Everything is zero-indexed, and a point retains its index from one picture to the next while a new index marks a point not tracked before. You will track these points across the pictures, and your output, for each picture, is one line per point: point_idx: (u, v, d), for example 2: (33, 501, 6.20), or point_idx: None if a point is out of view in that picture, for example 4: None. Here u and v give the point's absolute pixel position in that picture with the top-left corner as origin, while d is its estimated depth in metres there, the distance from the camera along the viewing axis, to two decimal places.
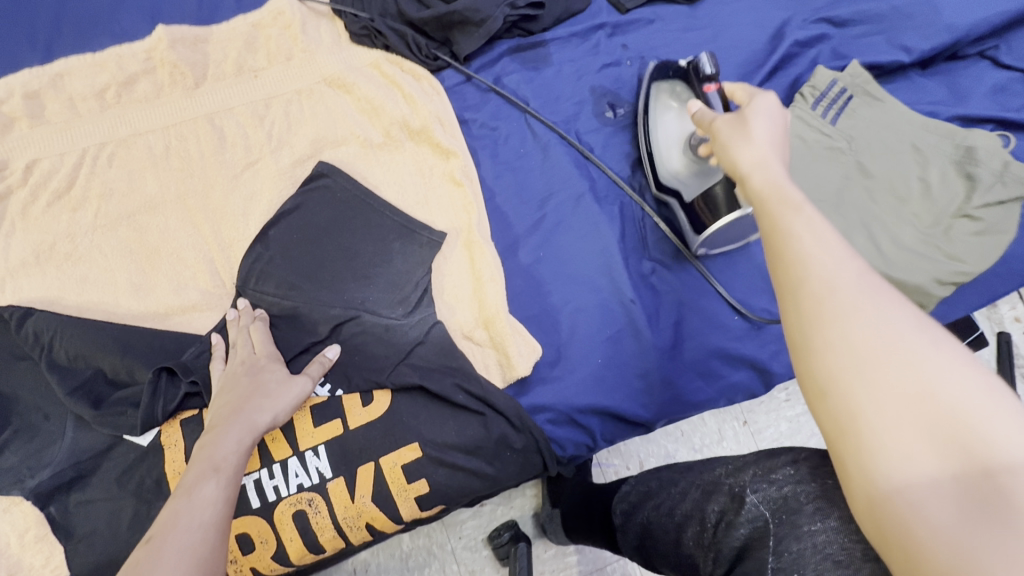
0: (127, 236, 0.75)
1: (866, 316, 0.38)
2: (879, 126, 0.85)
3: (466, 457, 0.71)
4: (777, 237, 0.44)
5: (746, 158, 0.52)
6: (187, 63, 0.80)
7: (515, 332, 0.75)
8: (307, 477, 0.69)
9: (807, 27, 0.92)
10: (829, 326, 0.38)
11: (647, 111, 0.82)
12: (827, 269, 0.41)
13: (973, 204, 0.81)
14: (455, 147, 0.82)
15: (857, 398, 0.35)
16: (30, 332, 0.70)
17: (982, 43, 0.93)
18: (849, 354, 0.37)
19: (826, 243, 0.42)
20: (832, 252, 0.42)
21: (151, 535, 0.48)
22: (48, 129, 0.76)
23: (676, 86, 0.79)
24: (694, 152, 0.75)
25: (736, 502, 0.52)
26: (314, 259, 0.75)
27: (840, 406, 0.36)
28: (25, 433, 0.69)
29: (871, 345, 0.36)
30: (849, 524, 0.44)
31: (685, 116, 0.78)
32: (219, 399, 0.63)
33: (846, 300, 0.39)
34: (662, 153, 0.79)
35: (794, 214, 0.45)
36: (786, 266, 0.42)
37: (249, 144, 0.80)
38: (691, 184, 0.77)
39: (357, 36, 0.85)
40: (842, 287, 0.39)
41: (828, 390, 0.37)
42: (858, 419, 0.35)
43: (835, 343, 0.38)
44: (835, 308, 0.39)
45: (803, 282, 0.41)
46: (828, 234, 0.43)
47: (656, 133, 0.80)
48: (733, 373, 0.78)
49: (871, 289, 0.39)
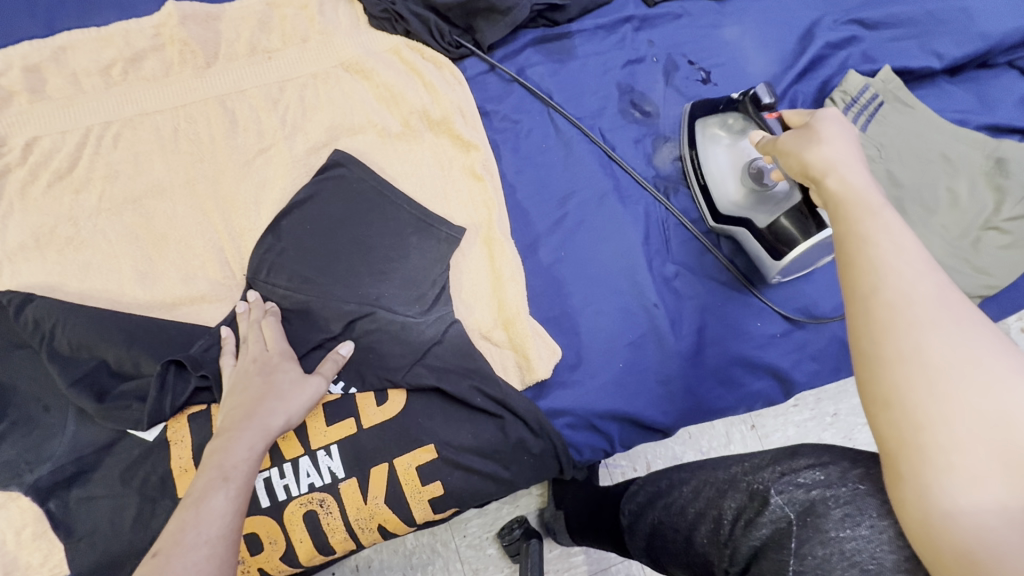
0: (133, 221, 0.72)
1: (942, 330, 0.37)
2: (908, 134, 0.84)
3: (482, 461, 0.69)
4: (851, 238, 0.44)
5: (821, 158, 0.51)
6: (198, 42, 0.76)
7: (535, 334, 0.73)
8: (319, 477, 0.66)
9: (838, 28, 0.90)
10: (902, 335, 0.37)
11: (693, 145, 0.80)
12: (904, 280, 0.40)
13: (1002, 217, 0.80)
14: (477, 139, 0.79)
15: (926, 411, 0.35)
16: (29, 319, 0.67)
17: (1013, 52, 0.91)
18: (922, 365, 0.36)
19: (903, 254, 0.41)
20: (910, 264, 0.41)
21: (158, 548, 0.47)
22: (50, 105, 0.72)
23: (727, 118, 0.78)
24: (758, 181, 0.73)
25: (757, 500, 0.49)
26: (328, 252, 0.72)
27: (904, 418, 0.35)
28: (24, 425, 0.66)
29: (946, 359, 0.36)
30: (881, 535, 0.42)
31: (741, 147, 0.77)
32: (230, 399, 0.61)
33: (924, 312, 0.38)
34: (722, 185, 0.77)
35: (867, 223, 0.44)
36: (858, 271, 0.42)
37: (262, 129, 0.76)
38: (759, 213, 0.74)
39: (376, 19, 0.82)
40: (921, 299, 0.38)
41: (893, 401, 0.36)
42: (923, 434, 0.34)
43: (906, 353, 0.37)
44: (911, 319, 0.38)
45: (876, 290, 0.40)
46: (908, 245, 0.42)
47: (710, 166, 0.78)
48: (754, 381, 0.77)
49: (951, 305, 0.38)
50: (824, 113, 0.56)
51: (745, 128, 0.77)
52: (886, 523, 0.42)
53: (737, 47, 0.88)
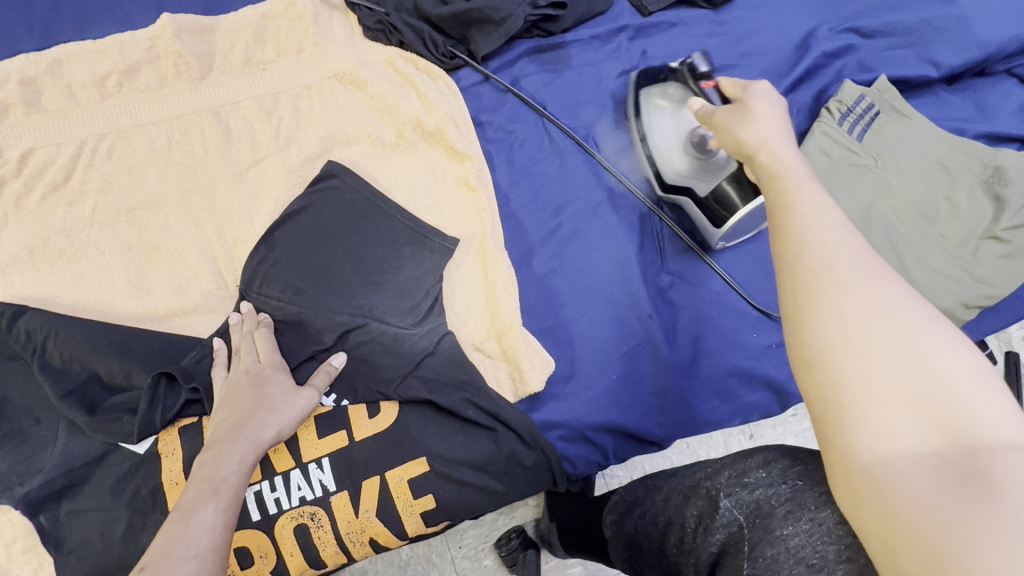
0: (126, 232, 0.72)
1: (860, 289, 0.37)
2: (905, 142, 0.84)
3: (474, 473, 0.68)
4: (781, 210, 0.44)
5: (749, 135, 0.52)
6: (193, 54, 0.76)
7: (528, 345, 0.73)
8: (310, 490, 0.66)
9: (835, 38, 0.89)
10: (823, 297, 0.38)
11: (639, 116, 0.80)
12: (827, 244, 0.40)
13: (1001, 226, 0.79)
14: (470, 150, 0.79)
15: (845, 367, 0.35)
16: (21, 331, 0.67)
17: (1010, 60, 0.91)
18: (842, 325, 0.36)
19: (828, 221, 0.42)
20: (833, 231, 0.41)
21: (144, 563, 0.45)
22: (45, 118, 0.73)
23: (669, 87, 0.76)
24: (700, 150, 0.72)
25: (709, 505, 0.50)
26: (321, 263, 0.72)
27: (826, 376, 0.35)
28: (15, 438, 0.66)
29: (863, 316, 0.36)
30: (821, 527, 0.41)
31: (683, 116, 0.74)
32: (221, 411, 0.61)
33: (843, 274, 0.38)
34: (666, 154, 0.76)
35: (796, 195, 0.45)
36: (787, 240, 0.42)
37: (256, 140, 0.76)
38: (701, 181, 0.74)
39: (371, 31, 0.82)
40: (842, 262, 0.39)
41: (816, 361, 0.36)
42: (842, 391, 0.35)
43: (826, 314, 0.37)
44: (832, 281, 0.38)
45: (801, 257, 0.40)
46: (831, 212, 0.43)
47: (654, 136, 0.77)
48: (751, 393, 0.76)
49: (869, 267, 0.39)
50: (756, 88, 0.57)
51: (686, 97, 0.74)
52: (825, 514, 0.41)
53: (732, 56, 0.88)
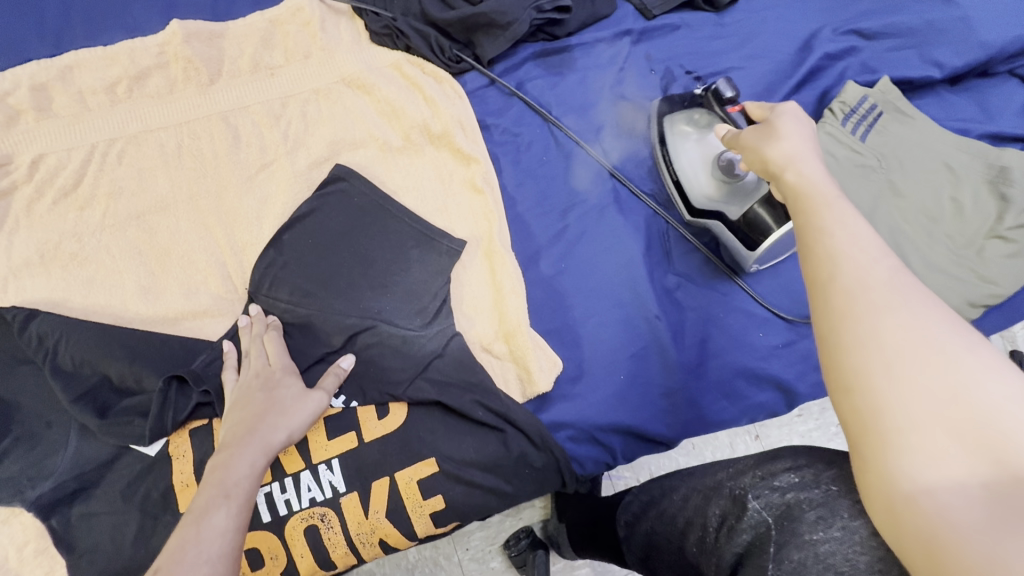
0: (136, 236, 0.73)
1: (897, 313, 0.37)
2: (909, 143, 0.84)
3: (483, 474, 0.68)
4: (809, 230, 0.45)
5: (774, 154, 0.53)
6: (202, 59, 0.77)
7: (536, 346, 0.73)
8: (320, 491, 0.66)
9: (837, 39, 0.90)
10: (858, 321, 0.38)
11: (664, 142, 0.80)
12: (861, 266, 0.40)
13: (1006, 225, 0.80)
14: (477, 153, 0.79)
15: (884, 392, 0.35)
16: (34, 335, 0.67)
17: (1013, 60, 0.91)
18: (879, 349, 0.36)
19: (859, 242, 0.42)
20: (865, 251, 0.41)
21: (159, 565, 0.46)
22: (56, 123, 0.73)
23: (693, 113, 0.78)
24: (728, 173, 0.73)
25: (735, 505, 0.50)
26: (329, 266, 0.72)
27: (864, 401, 0.36)
28: (26, 442, 0.66)
29: (902, 340, 0.36)
30: (853, 535, 0.41)
31: (709, 141, 0.76)
32: (232, 414, 0.61)
33: (879, 297, 0.38)
34: (694, 179, 0.77)
35: (825, 213, 0.45)
36: (818, 260, 0.42)
37: (265, 144, 0.77)
38: (732, 206, 0.74)
39: (378, 35, 0.83)
40: (875, 285, 0.39)
41: (854, 386, 0.36)
42: (883, 417, 0.35)
43: (863, 338, 0.37)
44: (868, 304, 0.38)
45: (834, 279, 0.41)
46: (862, 232, 0.43)
47: (681, 163, 0.78)
48: (758, 393, 0.76)
49: (904, 289, 0.39)
50: (781, 107, 0.57)
51: (711, 123, 0.76)
52: (858, 523, 0.41)
53: (736, 58, 0.89)
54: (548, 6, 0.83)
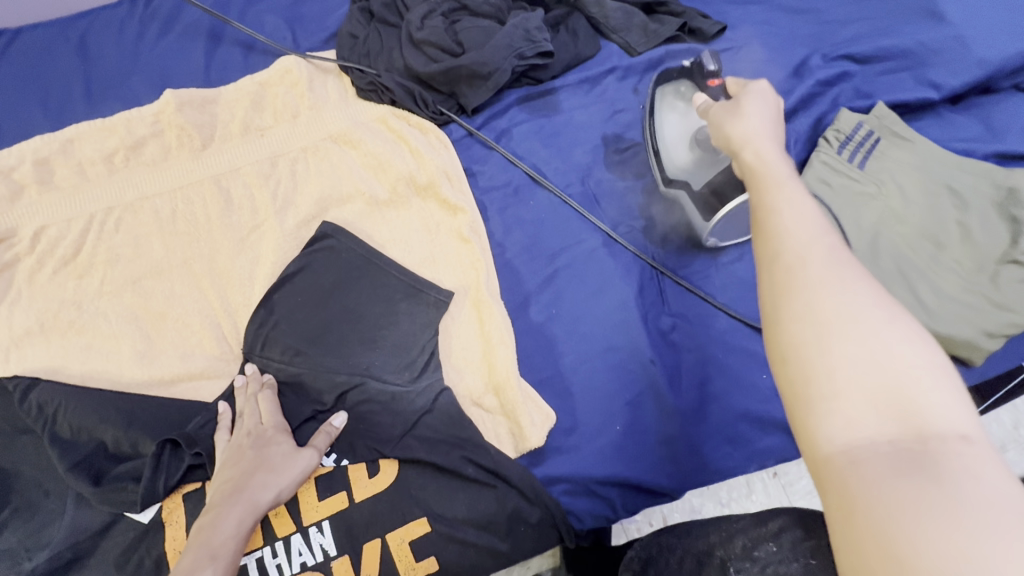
0: (133, 302, 0.74)
1: (834, 283, 0.35)
2: (910, 167, 0.81)
3: (477, 533, 0.66)
4: (759, 206, 0.42)
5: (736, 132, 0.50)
6: (195, 126, 0.79)
7: (527, 398, 0.71)
8: (311, 555, 0.65)
9: (828, 66, 0.88)
10: (800, 291, 0.35)
11: (652, 112, 0.79)
12: (802, 238, 0.38)
13: (1021, 250, 0.75)
14: (463, 203, 0.80)
15: (815, 362, 0.33)
16: (34, 404, 0.68)
17: (1018, 75, 0.87)
18: (813, 319, 0.34)
19: (807, 215, 0.39)
20: (809, 223, 0.39)
21: None
22: (58, 195, 0.76)
23: (680, 86, 0.75)
24: (703, 147, 0.72)
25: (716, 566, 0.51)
26: (319, 324, 0.73)
27: (797, 373, 0.33)
28: (25, 511, 0.66)
29: (834, 308, 0.34)
30: None
31: (692, 113, 0.74)
32: (222, 474, 0.61)
33: (818, 268, 0.36)
34: (671, 153, 0.76)
35: (776, 189, 0.42)
36: (764, 232, 0.40)
37: (256, 206, 0.78)
38: (697, 176, 0.73)
39: (363, 91, 0.84)
40: (816, 257, 0.36)
41: (788, 356, 0.34)
42: (812, 387, 0.32)
43: (799, 309, 0.35)
44: (805, 278, 0.36)
45: (777, 255, 0.38)
46: (810, 207, 0.40)
47: (662, 130, 0.77)
48: (764, 438, 0.72)
49: (842, 262, 0.36)
50: (756, 85, 0.54)
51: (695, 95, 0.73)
52: None
53: None
54: (530, 52, 0.84)
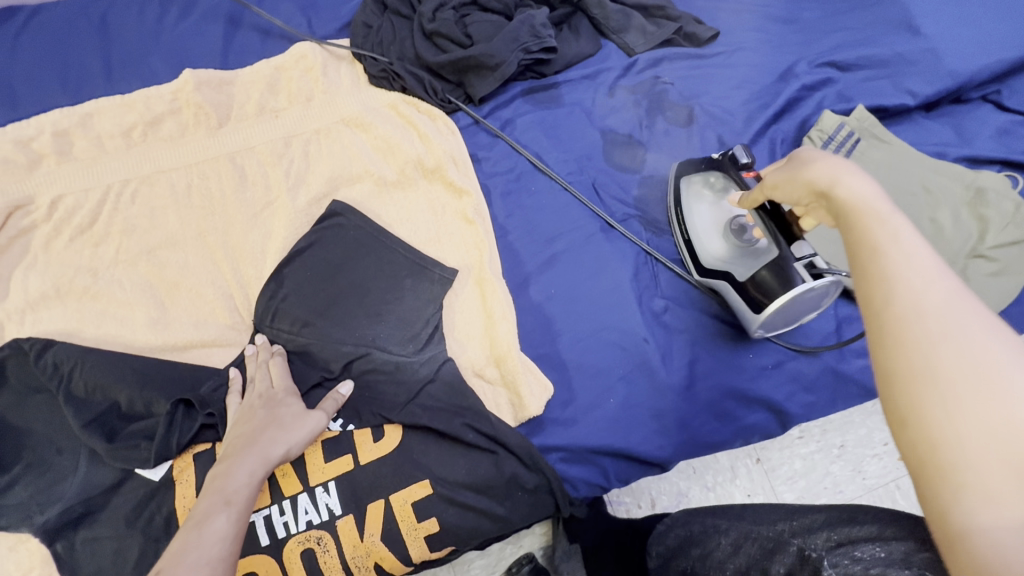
0: (147, 271, 0.76)
1: (956, 341, 0.35)
2: (888, 167, 0.87)
3: (475, 496, 0.70)
4: (863, 251, 0.42)
5: (821, 171, 0.50)
6: (212, 105, 0.82)
7: (526, 370, 0.75)
8: (317, 514, 0.67)
9: (813, 71, 0.94)
10: (917, 351, 0.36)
11: (679, 199, 0.83)
12: (916, 292, 0.38)
13: (987, 245, 0.82)
14: (469, 186, 0.84)
15: (942, 430, 0.33)
16: (49, 362, 0.70)
17: (984, 87, 0.95)
18: (934, 381, 0.34)
19: (916, 264, 0.40)
20: (922, 275, 0.39)
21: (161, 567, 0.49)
22: (76, 165, 0.79)
23: (710, 177, 0.80)
24: (741, 238, 0.76)
25: (805, 564, 0.46)
26: (327, 297, 0.76)
27: (919, 438, 0.34)
28: (38, 468, 0.68)
29: (958, 370, 0.34)
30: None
31: (724, 205, 0.78)
32: (234, 431, 0.64)
33: (935, 324, 0.36)
34: (705, 244, 0.79)
35: (878, 233, 0.43)
36: (871, 282, 0.40)
37: (269, 183, 0.81)
38: (738, 268, 0.75)
39: (375, 78, 0.88)
40: (932, 312, 0.37)
41: (908, 419, 0.35)
42: (939, 456, 0.33)
43: (920, 369, 0.35)
44: (921, 334, 0.36)
45: (887, 308, 0.38)
46: (919, 255, 0.40)
47: (693, 220, 0.80)
48: (749, 414, 0.77)
49: (963, 316, 0.36)
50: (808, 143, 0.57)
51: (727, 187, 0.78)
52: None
53: (718, 91, 0.93)
54: (535, 47, 0.88)
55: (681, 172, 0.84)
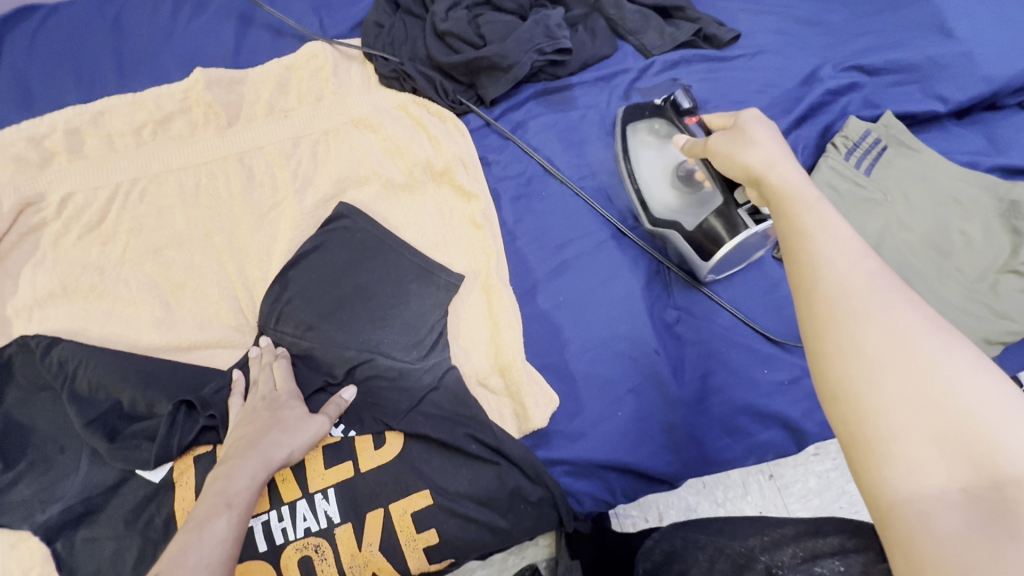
0: (153, 270, 0.76)
1: (876, 317, 0.38)
2: (915, 176, 0.83)
3: (477, 508, 0.68)
4: (794, 235, 0.46)
5: (756, 160, 0.54)
6: (222, 104, 0.82)
7: (532, 380, 0.73)
8: (315, 521, 0.66)
9: (839, 75, 0.91)
10: (842, 329, 0.38)
11: (625, 150, 0.82)
12: (840, 271, 0.41)
13: (1020, 260, 0.78)
14: (477, 190, 0.82)
15: (869, 403, 0.35)
16: (56, 360, 0.70)
17: (1021, 94, 0.90)
18: (859, 356, 0.37)
19: (840, 246, 0.43)
20: (846, 257, 0.42)
21: (160, 569, 0.48)
22: (86, 163, 0.79)
23: (654, 123, 0.80)
24: (688, 183, 0.75)
25: None
26: (331, 300, 0.75)
27: (849, 413, 0.36)
28: (40, 466, 0.68)
29: (878, 344, 0.37)
30: None
31: (668, 151, 0.78)
32: (236, 433, 0.63)
33: (858, 301, 0.39)
34: (651, 192, 0.78)
35: (807, 217, 0.46)
36: (800, 265, 0.44)
37: (277, 184, 0.81)
38: (686, 215, 0.75)
39: (386, 78, 0.87)
40: (855, 291, 0.40)
41: (838, 395, 0.37)
42: (867, 428, 0.35)
43: (845, 346, 0.38)
44: (846, 311, 0.39)
45: (817, 289, 0.41)
46: (845, 238, 0.44)
47: (642, 169, 0.79)
48: (763, 431, 0.74)
49: (880, 291, 0.39)
50: (746, 115, 0.60)
51: (670, 132, 0.78)
52: None
53: (738, 94, 0.90)
54: (549, 48, 0.86)
55: (624, 121, 0.83)
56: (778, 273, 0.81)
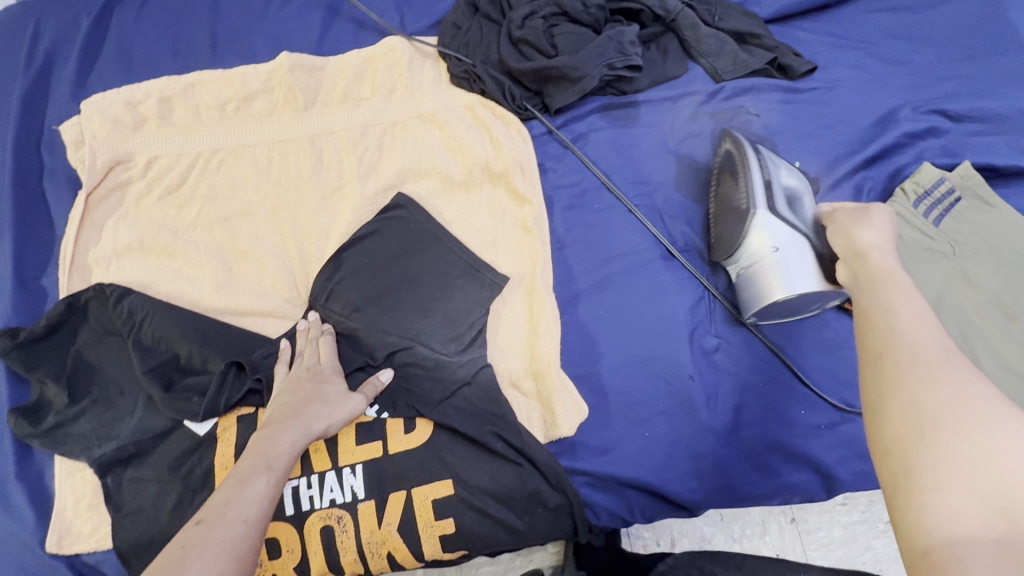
0: (221, 237, 0.81)
1: (934, 383, 0.45)
2: (988, 233, 0.80)
3: (495, 505, 0.69)
4: (878, 308, 0.54)
5: (865, 241, 0.64)
6: (301, 88, 0.86)
7: (564, 389, 0.74)
8: (341, 493, 0.69)
9: (917, 118, 0.88)
10: (904, 390, 0.45)
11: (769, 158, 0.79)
12: (914, 344, 0.48)
13: None
14: (532, 195, 0.84)
15: (918, 456, 0.42)
16: (126, 309, 0.75)
17: None
18: (917, 415, 0.43)
19: (920, 325, 0.50)
20: (922, 333, 0.49)
21: (201, 518, 0.52)
22: (173, 130, 0.84)
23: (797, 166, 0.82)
24: None
25: None
26: (380, 285, 0.78)
27: (898, 464, 0.42)
28: (101, 404, 0.73)
29: (936, 407, 0.43)
30: None
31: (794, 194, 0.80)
32: (280, 399, 0.67)
33: (925, 369, 0.46)
34: (783, 199, 0.76)
35: (895, 297, 0.54)
36: (876, 333, 0.51)
37: (342, 168, 0.84)
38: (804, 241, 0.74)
39: (457, 78, 0.90)
40: (926, 362, 0.47)
41: (890, 448, 0.44)
42: (913, 478, 0.41)
43: (905, 406, 0.44)
44: (912, 375, 0.46)
45: (889, 355, 0.49)
46: (925, 321, 0.51)
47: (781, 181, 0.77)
48: (793, 472, 0.73)
49: (948, 364, 0.46)
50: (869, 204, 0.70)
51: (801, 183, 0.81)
52: None
53: (808, 127, 0.88)
54: (620, 63, 0.87)
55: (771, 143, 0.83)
56: (829, 314, 0.79)
